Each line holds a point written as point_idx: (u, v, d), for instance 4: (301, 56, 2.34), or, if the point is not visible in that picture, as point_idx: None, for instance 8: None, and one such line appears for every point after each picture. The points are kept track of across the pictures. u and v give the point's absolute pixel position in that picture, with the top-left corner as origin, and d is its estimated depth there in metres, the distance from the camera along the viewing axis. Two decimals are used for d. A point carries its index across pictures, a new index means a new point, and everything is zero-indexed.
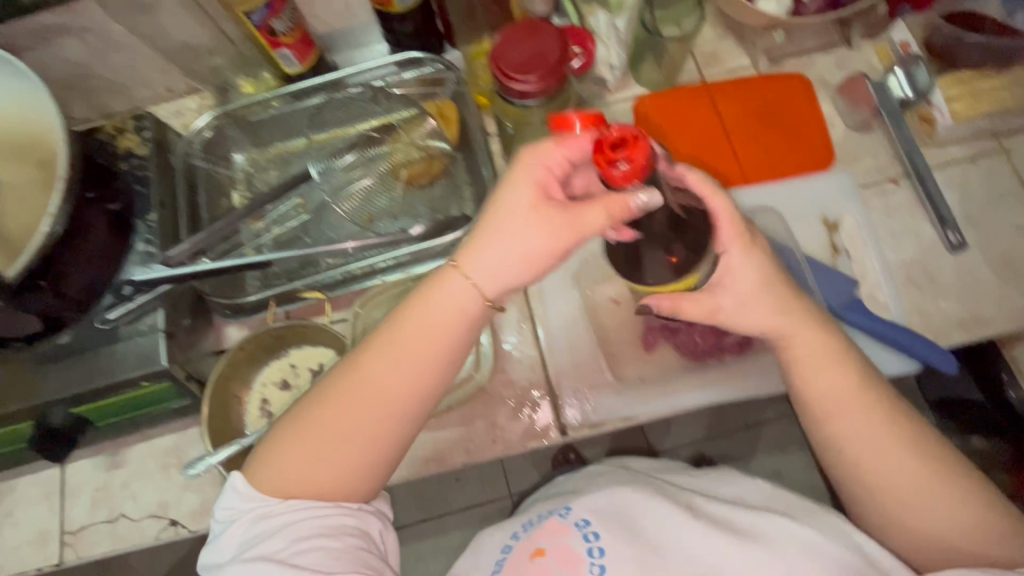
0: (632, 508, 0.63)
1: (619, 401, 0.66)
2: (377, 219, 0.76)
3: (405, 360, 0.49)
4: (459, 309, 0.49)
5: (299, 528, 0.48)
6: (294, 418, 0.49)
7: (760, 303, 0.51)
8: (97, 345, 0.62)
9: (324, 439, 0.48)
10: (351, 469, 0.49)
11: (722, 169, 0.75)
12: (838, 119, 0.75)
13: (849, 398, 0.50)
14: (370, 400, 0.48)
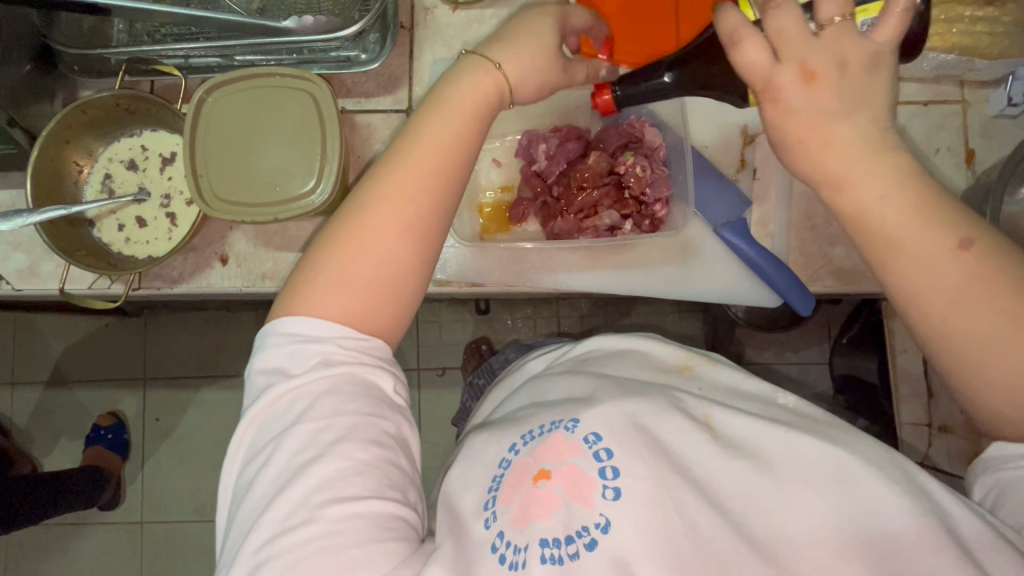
0: (648, 418, 0.47)
1: (467, 264, 0.63)
2: (269, 11, 0.67)
3: (442, 139, 0.47)
4: (487, 97, 0.49)
5: (325, 415, 0.44)
6: (338, 244, 0.46)
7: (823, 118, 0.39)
8: None
9: (377, 263, 0.46)
10: (389, 263, 0.46)
11: (657, 48, 0.67)
12: None
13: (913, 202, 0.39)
14: (411, 181, 0.47)
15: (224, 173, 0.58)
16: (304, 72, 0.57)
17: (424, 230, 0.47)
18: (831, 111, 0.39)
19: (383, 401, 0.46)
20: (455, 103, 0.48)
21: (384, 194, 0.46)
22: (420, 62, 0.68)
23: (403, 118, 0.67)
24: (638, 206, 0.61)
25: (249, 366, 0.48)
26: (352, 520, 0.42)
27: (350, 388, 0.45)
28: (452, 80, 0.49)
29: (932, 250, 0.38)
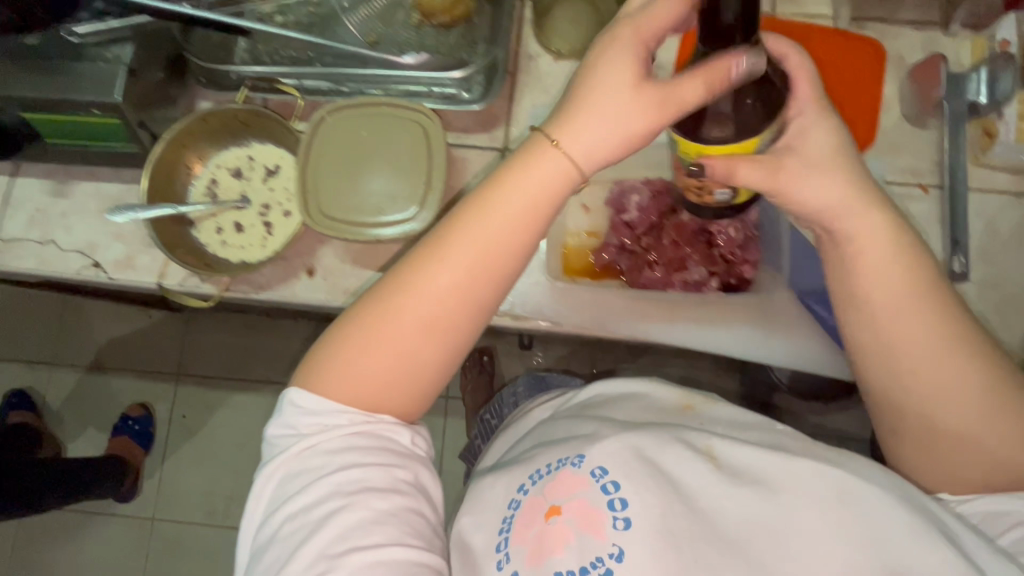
0: (651, 450, 0.46)
1: (547, 302, 0.64)
2: (382, 43, 0.71)
3: (489, 230, 0.43)
4: (547, 187, 0.43)
5: (347, 472, 0.43)
6: (359, 331, 0.44)
7: (825, 171, 0.45)
8: (60, 58, 0.61)
9: (392, 355, 0.43)
10: (412, 361, 0.44)
11: None
12: (896, 103, 0.67)
13: (881, 264, 0.45)
14: (453, 276, 0.43)
15: (331, 192, 0.60)
16: (418, 105, 0.61)
17: (454, 334, 0.44)
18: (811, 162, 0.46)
19: (401, 452, 0.45)
20: (509, 200, 0.43)
21: (403, 282, 0.43)
22: (519, 105, 0.71)
23: (498, 156, 0.70)
24: (725, 264, 0.63)
25: (270, 421, 0.47)
26: (370, 569, 0.40)
27: (370, 441, 0.44)
28: (505, 174, 0.44)
29: (892, 303, 0.44)
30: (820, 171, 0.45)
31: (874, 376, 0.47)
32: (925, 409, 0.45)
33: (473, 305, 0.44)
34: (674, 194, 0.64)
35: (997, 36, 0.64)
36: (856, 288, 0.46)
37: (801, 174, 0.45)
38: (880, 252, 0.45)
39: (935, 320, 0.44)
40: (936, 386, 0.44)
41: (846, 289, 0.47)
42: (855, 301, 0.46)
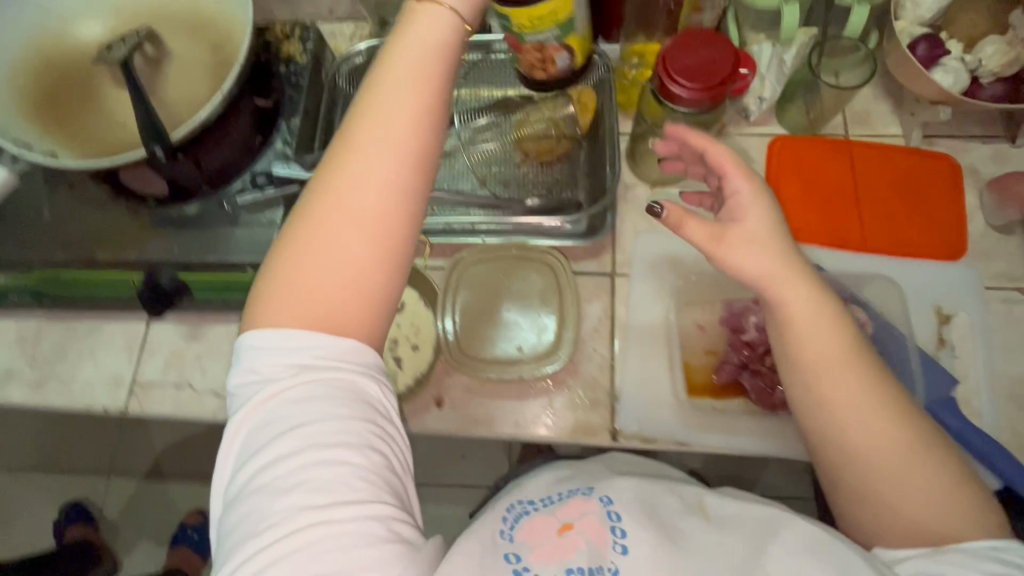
0: (663, 504, 0.49)
1: (675, 423, 0.67)
2: (490, 182, 0.78)
3: (395, 96, 0.39)
4: (432, 46, 0.40)
5: (315, 427, 0.37)
6: (300, 229, 0.38)
7: (773, 252, 0.47)
8: (219, 223, 0.67)
9: (349, 264, 0.38)
10: (350, 270, 0.38)
11: (842, 230, 0.73)
12: (979, 212, 0.72)
13: (827, 345, 0.46)
14: (381, 161, 0.38)
15: (477, 337, 0.71)
16: (551, 254, 0.72)
17: (383, 237, 0.38)
18: (756, 236, 0.48)
19: (372, 406, 0.39)
20: (398, 68, 0.39)
21: (339, 176, 0.38)
22: (623, 232, 0.76)
23: (608, 280, 0.74)
24: None
25: (230, 373, 0.41)
26: (346, 529, 0.36)
27: (340, 391, 0.38)
28: (387, 50, 0.40)
29: (828, 382, 0.46)
30: (785, 291, 0.47)
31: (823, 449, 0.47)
32: (846, 449, 0.46)
33: (391, 205, 0.38)
34: None
35: None
36: (819, 373, 0.46)
37: (780, 282, 0.47)
38: (811, 323, 0.46)
39: (870, 392, 0.46)
40: (867, 441, 0.45)
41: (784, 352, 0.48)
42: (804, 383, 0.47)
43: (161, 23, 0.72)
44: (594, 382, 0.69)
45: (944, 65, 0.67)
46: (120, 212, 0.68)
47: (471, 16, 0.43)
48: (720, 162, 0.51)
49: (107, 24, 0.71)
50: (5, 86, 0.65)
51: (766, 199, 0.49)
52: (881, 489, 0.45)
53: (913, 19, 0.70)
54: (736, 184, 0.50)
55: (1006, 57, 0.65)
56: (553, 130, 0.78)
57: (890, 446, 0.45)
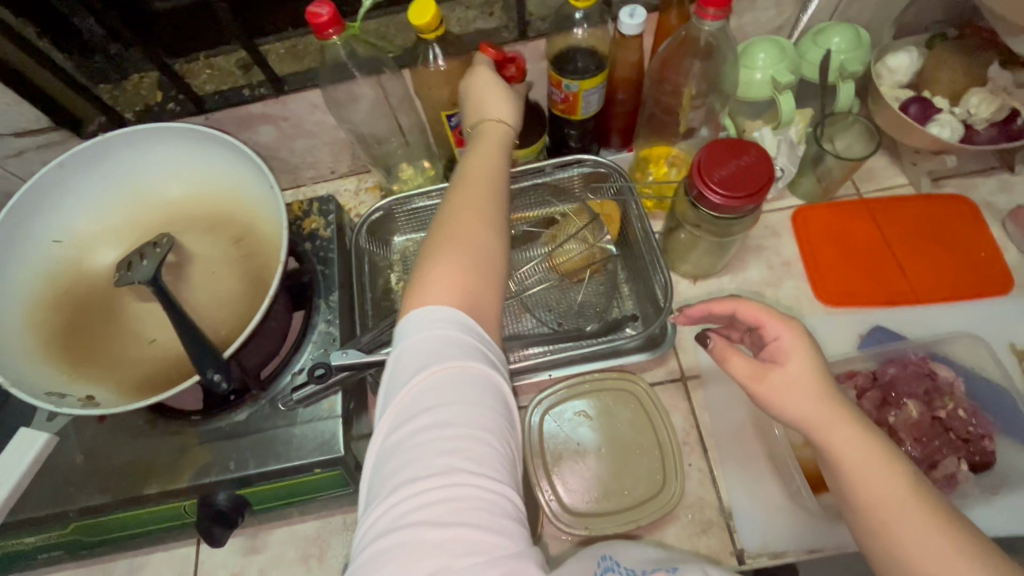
0: None
1: (801, 529, 0.63)
2: (534, 307, 0.77)
3: (491, 160, 0.51)
4: (501, 143, 0.54)
5: (462, 401, 0.37)
6: (432, 255, 0.44)
7: (815, 391, 0.44)
8: (274, 426, 0.62)
9: (480, 265, 0.43)
10: (484, 266, 0.44)
11: (891, 286, 0.74)
12: (1010, 243, 0.74)
13: (877, 481, 0.41)
14: (490, 190, 0.48)
15: (573, 483, 0.65)
16: (629, 377, 0.69)
17: (498, 257, 0.45)
18: (799, 378, 0.46)
19: (510, 406, 0.40)
20: (486, 151, 0.52)
21: (460, 213, 0.46)
22: (681, 331, 0.74)
23: (681, 385, 0.71)
24: (967, 445, 0.60)
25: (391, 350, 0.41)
26: (479, 499, 0.35)
27: (487, 379, 0.39)
28: (474, 145, 0.53)
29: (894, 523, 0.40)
30: (826, 434, 0.43)
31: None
32: None
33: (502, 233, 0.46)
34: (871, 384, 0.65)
35: None
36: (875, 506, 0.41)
37: (822, 426, 0.44)
38: (860, 462, 0.42)
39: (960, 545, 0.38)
40: None
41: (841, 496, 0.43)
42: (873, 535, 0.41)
43: (176, 228, 0.70)
44: (702, 502, 0.65)
45: (939, 120, 0.72)
46: (160, 436, 0.63)
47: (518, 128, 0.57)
48: (752, 316, 0.50)
49: (122, 241, 0.68)
50: (22, 329, 0.59)
51: (808, 344, 0.47)
52: None
53: (894, 85, 0.75)
54: (773, 329, 0.49)
55: (993, 104, 0.70)
56: (584, 245, 0.78)
57: None
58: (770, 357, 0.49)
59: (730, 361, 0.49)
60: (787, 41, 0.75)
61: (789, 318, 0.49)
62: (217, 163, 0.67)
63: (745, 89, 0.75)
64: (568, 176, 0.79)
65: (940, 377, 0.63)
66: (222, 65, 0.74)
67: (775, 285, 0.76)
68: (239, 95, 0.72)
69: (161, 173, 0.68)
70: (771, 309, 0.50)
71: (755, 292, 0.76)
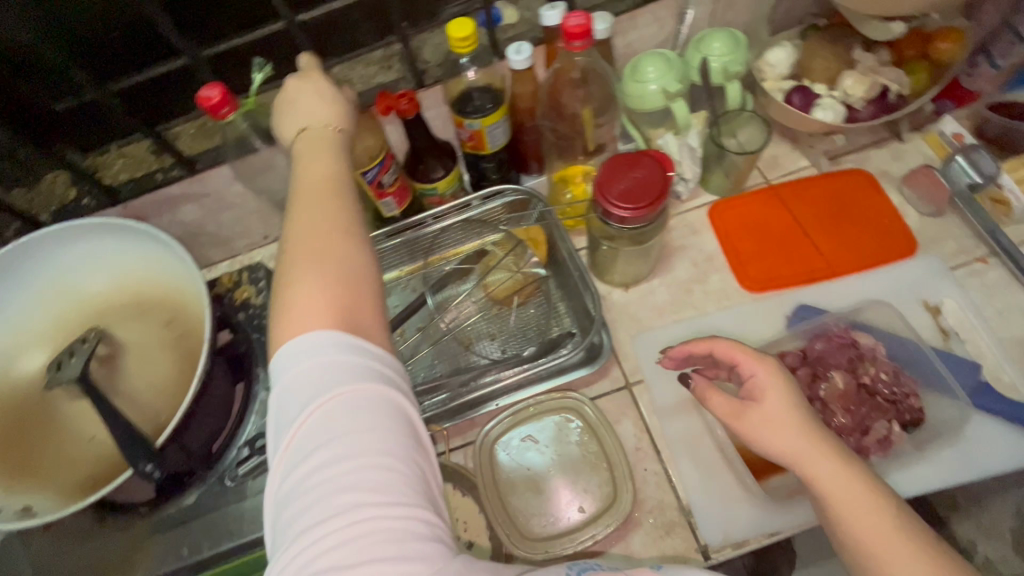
0: None
1: (757, 514, 0.64)
2: (476, 341, 0.78)
3: (320, 166, 0.48)
4: (337, 141, 0.51)
5: (355, 431, 0.37)
6: (288, 276, 0.42)
7: (791, 428, 0.49)
8: (224, 503, 0.62)
9: (349, 275, 0.42)
10: (350, 274, 0.42)
11: (808, 264, 0.77)
12: (910, 206, 0.79)
13: (865, 512, 0.45)
14: (330, 194, 0.46)
15: (528, 510, 0.66)
16: (567, 395, 0.70)
17: (359, 255, 0.44)
18: (777, 416, 0.50)
19: (414, 421, 0.40)
20: (318, 160, 0.48)
21: (310, 228, 0.44)
22: (620, 339, 0.76)
23: (626, 393, 0.73)
24: (895, 406, 0.63)
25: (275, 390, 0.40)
26: (387, 524, 0.35)
27: (382, 401, 0.38)
28: (300, 156, 0.50)
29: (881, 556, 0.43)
30: (812, 471, 0.47)
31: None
32: None
33: (354, 222, 0.45)
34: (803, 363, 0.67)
35: (946, 130, 0.79)
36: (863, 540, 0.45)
37: (807, 461, 0.48)
38: (848, 498, 0.46)
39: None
40: None
41: (833, 528, 0.47)
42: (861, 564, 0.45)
43: (106, 320, 0.70)
44: (662, 505, 0.66)
45: (821, 104, 0.77)
46: (111, 535, 0.62)
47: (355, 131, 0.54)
48: (728, 354, 0.55)
49: (50, 342, 0.68)
50: None
51: (783, 380, 0.52)
52: None
53: (776, 77, 0.80)
54: (751, 367, 0.53)
55: (865, 84, 0.75)
56: (514, 273, 0.80)
57: None
58: (749, 395, 0.53)
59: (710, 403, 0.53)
60: (672, 52, 0.80)
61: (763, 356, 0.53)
62: (135, 250, 0.68)
63: (640, 101, 0.78)
64: (490, 208, 0.81)
65: (861, 345, 0.66)
66: (133, 151, 0.75)
67: (702, 280, 0.78)
68: (153, 180, 0.74)
69: (79, 269, 0.68)
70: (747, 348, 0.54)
71: (684, 290, 0.78)
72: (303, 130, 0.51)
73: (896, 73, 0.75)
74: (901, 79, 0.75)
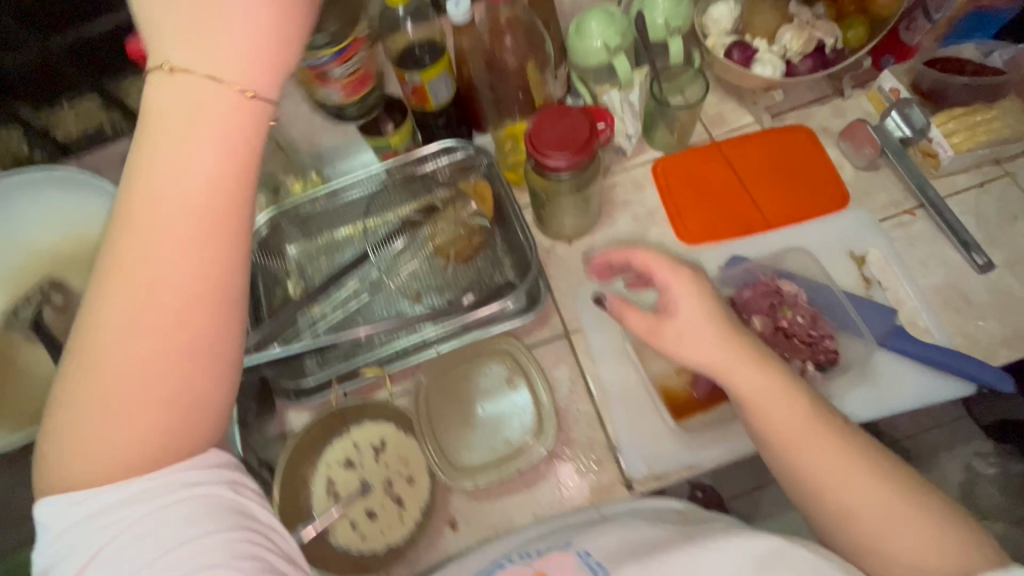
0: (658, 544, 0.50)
1: (679, 449, 0.68)
2: (425, 293, 0.81)
3: (173, 177, 0.33)
4: (239, 139, 0.34)
5: (180, 549, 0.34)
6: (92, 338, 0.33)
7: (705, 333, 0.53)
8: None
9: (162, 385, 0.34)
10: (174, 384, 0.34)
11: (745, 217, 0.80)
12: (846, 161, 0.80)
13: (778, 405, 0.50)
14: (172, 227, 0.33)
15: (461, 440, 0.72)
16: (501, 340, 0.74)
17: (203, 342, 0.34)
18: (698, 320, 0.54)
19: (246, 517, 0.37)
20: (160, 159, 0.33)
21: (122, 288, 0.33)
22: (561, 291, 0.80)
23: (564, 341, 0.76)
24: (810, 347, 0.67)
25: (38, 541, 0.35)
26: None
27: (206, 507, 0.35)
28: (148, 119, 0.33)
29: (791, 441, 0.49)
30: (733, 381, 0.52)
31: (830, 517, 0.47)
32: (838, 524, 0.47)
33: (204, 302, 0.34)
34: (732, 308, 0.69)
35: (884, 86, 0.80)
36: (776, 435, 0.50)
37: (725, 370, 0.53)
38: (764, 398, 0.51)
39: (852, 457, 0.47)
40: (859, 503, 0.46)
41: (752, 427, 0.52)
42: (784, 457, 0.49)
43: (63, 270, 0.73)
44: (591, 441, 0.70)
45: (760, 60, 0.78)
46: None
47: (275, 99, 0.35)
48: (642, 263, 0.58)
49: (8, 292, 0.71)
50: None
51: (695, 291, 0.55)
52: (876, 556, 0.45)
53: (719, 34, 0.82)
54: (664, 280, 0.56)
55: (801, 39, 0.77)
56: (462, 227, 0.82)
57: (890, 523, 0.44)
58: (663, 309, 0.56)
59: (626, 317, 0.57)
60: (617, 8, 0.81)
61: (678, 267, 0.56)
62: (85, 203, 0.70)
63: (585, 58, 0.80)
64: (437, 166, 0.84)
65: (784, 292, 0.69)
66: (84, 107, 0.77)
67: (642, 234, 0.81)
68: (102, 134, 0.76)
69: (31, 221, 0.71)
70: (664, 259, 0.57)
71: (625, 244, 0.81)
72: (173, 68, 0.33)
73: (831, 27, 0.77)
74: (836, 33, 0.77)
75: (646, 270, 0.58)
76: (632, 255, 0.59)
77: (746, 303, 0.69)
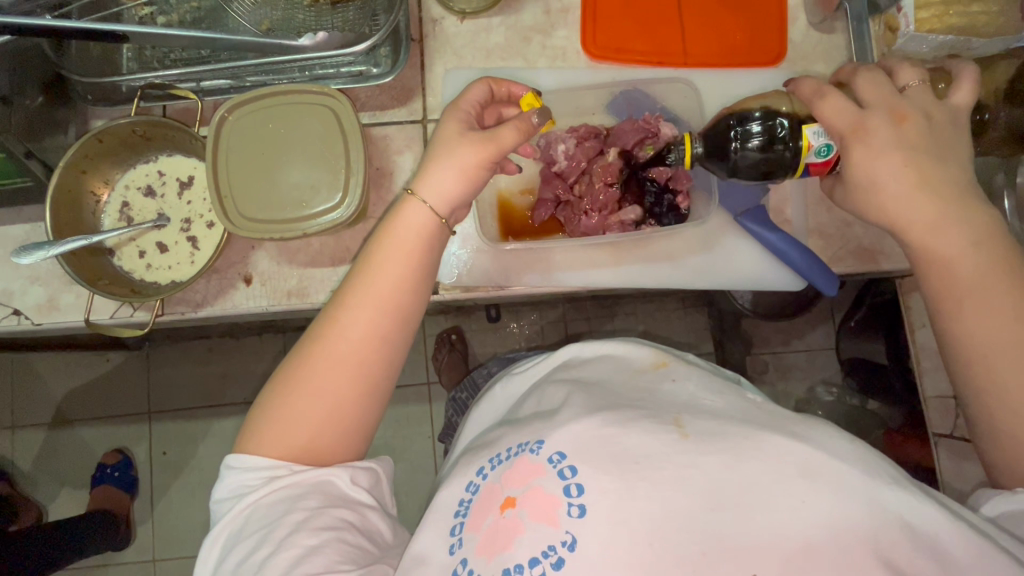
0: (614, 432, 0.44)
1: (495, 267, 0.64)
2: (278, 30, 0.66)
3: (377, 278, 0.48)
4: (416, 233, 0.49)
5: (288, 525, 0.44)
6: (285, 386, 0.48)
7: (461, 197, 0.50)
8: None
9: (314, 421, 0.47)
10: (317, 421, 0.47)
11: (663, 45, 0.68)
12: (802, 12, 0.68)
13: (901, 200, 0.50)
14: (346, 316, 0.48)
15: (248, 193, 0.58)
16: (322, 88, 0.58)
17: (350, 400, 0.47)
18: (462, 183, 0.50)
19: (343, 496, 0.47)
20: (386, 263, 0.48)
21: (331, 354, 0.47)
22: (432, 73, 0.68)
23: (419, 127, 0.67)
24: (658, 199, 0.63)
25: (215, 491, 0.49)
26: None
27: (321, 491, 0.46)
28: (386, 236, 0.49)
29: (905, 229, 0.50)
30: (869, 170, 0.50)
31: (942, 319, 0.50)
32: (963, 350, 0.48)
33: (378, 363, 0.48)
34: (597, 134, 0.64)
35: None
36: (945, 246, 0.49)
37: (858, 138, 0.50)
38: (910, 210, 0.50)
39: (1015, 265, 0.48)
40: (983, 326, 0.47)
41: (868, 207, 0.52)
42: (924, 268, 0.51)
43: None
44: None
45: None
46: None
47: (443, 215, 0.50)
48: (476, 103, 0.54)
49: None
50: None
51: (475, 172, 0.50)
52: (975, 375, 0.48)
53: None
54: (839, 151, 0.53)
55: None
56: None
57: (1000, 328, 0.47)
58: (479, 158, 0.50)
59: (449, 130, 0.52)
60: None
61: (470, 138, 0.49)
62: None
63: None
64: None
65: (663, 135, 0.63)
66: None
67: (546, 32, 0.68)
68: None
69: None
70: (460, 131, 0.50)
71: (522, 38, 0.68)
72: (412, 194, 0.50)
73: None
74: None
75: (450, 131, 0.50)
76: (465, 99, 0.53)
77: (617, 134, 0.64)
